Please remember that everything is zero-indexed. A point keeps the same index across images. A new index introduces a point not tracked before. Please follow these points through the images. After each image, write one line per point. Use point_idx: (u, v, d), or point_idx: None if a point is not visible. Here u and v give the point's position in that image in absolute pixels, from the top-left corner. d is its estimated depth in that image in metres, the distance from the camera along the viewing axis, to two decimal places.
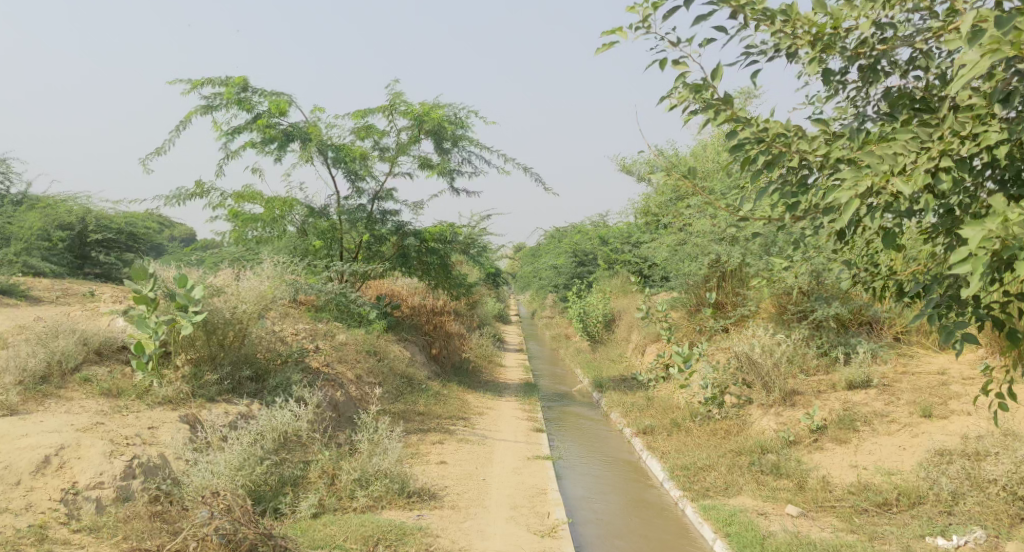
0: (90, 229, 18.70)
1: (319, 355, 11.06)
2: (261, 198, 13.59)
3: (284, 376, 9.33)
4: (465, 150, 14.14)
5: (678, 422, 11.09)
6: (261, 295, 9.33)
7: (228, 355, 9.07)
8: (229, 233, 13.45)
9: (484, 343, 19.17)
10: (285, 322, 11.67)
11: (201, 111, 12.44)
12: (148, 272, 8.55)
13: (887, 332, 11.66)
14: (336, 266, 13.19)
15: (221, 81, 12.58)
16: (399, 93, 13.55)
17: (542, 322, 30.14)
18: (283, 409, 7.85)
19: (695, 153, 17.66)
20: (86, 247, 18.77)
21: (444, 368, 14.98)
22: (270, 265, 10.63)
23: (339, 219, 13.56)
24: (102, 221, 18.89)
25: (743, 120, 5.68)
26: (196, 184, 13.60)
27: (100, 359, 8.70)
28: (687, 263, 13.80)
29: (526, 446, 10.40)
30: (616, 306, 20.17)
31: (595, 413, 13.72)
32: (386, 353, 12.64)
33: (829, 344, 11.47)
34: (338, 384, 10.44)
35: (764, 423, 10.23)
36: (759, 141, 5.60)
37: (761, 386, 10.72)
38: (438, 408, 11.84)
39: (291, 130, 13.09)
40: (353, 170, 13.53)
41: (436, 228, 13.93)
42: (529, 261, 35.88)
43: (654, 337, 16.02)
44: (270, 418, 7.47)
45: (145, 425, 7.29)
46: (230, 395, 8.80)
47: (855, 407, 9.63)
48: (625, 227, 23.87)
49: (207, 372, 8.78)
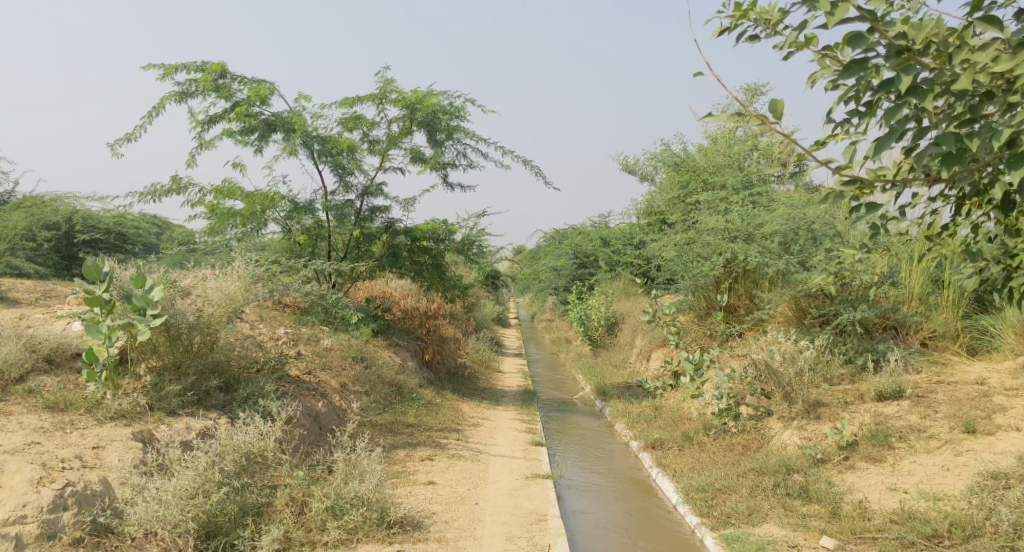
0: (77, 230, 17.81)
1: (300, 363, 10.17)
2: (242, 193, 12.71)
3: (256, 385, 8.40)
4: (460, 143, 13.23)
5: (692, 435, 10.19)
6: (231, 297, 8.44)
7: (194, 363, 8.14)
8: (207, 228, 12.53)
9: (482, 347, 18.30)
10: (263, 326, 10.76)
11: (176, 98, 11.53)
12: (103, 271, 7.59)
13: (914, 337, 10.82)
14: (314, 264, 12.20)
15: (197, 66, 11.64)
16: (389, 80, 12.66)
17: (542, 326, 29.24)
18: (247, 426, 6.93)
19: (704, 151, 16.79)
20: (72, 248, 17.86)
21: (438, 375, 14.07)
22: (245, 264, 9.72)
23: (325, 216, 12.68)
24: (90, 221, 18.00)
25: (872, 23, 4.79)
26: (172, 179, 12.71)
27: (51, 367, 7.76)
28: (697, 263, 12.85)
29: (525, 462, 9.48)
30: (618, 309, 19.28)
31: (598, 423, 12.79)
32: (375, 359, 11.73)
33: (854, 350, 10.57)
34: (319, 394, 9.54)
35: (786, 437, 9.36)
36: (898, 53, 4.74)
37: (783, 397, 9.81)
38: (429, 419, 10.93)
39: (274, 120, 12.16)
40: (341, 164, 12.59)
41: (427, 224, 12.94)
42: (529, 264, 35.06)
43: (660, 342, 15.12)
44: (232, 435, 6.52)
45: (90, 445, 6.38)
46: (195, 408, 7.87)
47: (888, 421, 8.71)
48: (626, 228, 23.03)
49: (169, 381, 7.89)
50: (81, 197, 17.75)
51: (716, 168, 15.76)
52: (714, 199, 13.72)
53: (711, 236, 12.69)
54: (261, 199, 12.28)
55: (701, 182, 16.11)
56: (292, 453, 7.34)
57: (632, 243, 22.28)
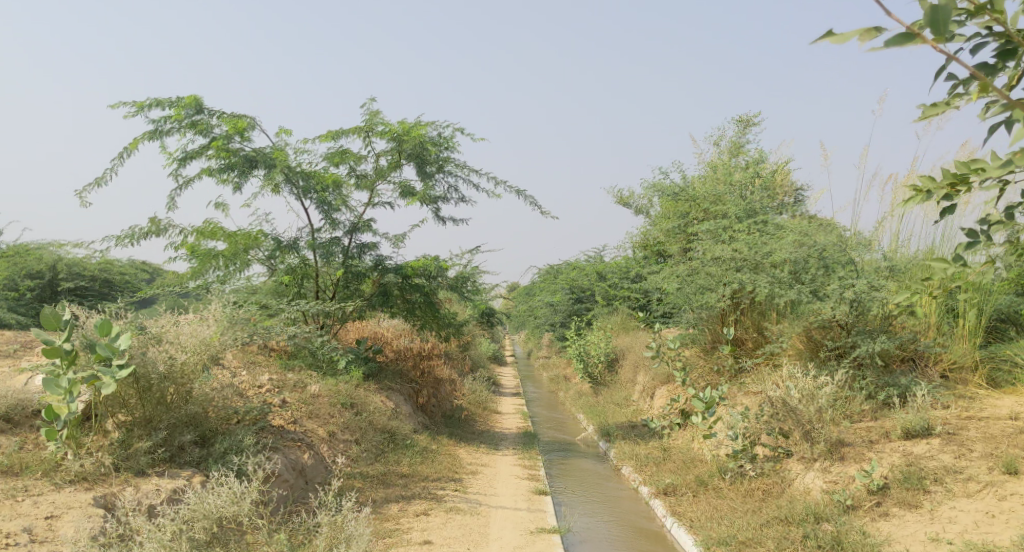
0: (61, 278, 17.16)
1: (285, 412, 9.50)
2: (224, 233, 12.09)
3: (234, 438, 7.70)
4: (451, 175, 12.67)
5: (706, 479, 9.54)
6: (207, 342, 7.76)
7: (166, 416, 7.48)
8: (187, 271, 11.89)
9: (478, 386, 17.59)
10: (245, 373, 10.11)
11: (148, 136, 10.95)
12: (63, 318, 6.95)
13: (934, 369, 10.24)
14: (298, 305, 11.56)
15: (170, 101, 11.09)
16: (376, 112, 12.16)
17: (539, 362, 28.55)
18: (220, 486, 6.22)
19: (703, 181, 16.34)
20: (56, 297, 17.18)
21: (433, 419, 13.38)
22: (223, 305, 9.07)
23: (311, 254, 12.07)
24: (74, 269, 17.39)
25: None
26: (150, 220, 12.09)
27: (10, 427, 7.09)
28: (701, 295, 12.24)
29: (529, 514, 8.79)
30: (618, 345, 18.65)
31: (603, 466, 12.09)
32: (367, 404, 11.05)
33: (874, 385, 9.94)
34: (306, 444, 8.93)
35: (809, 480, 8.73)
36: None
37: (803, 436, 9.16)
38: (425, 468, 10.25)
39: (255, 155, 11.57)
40: (326, 200, 12.00)
41: (417, 261, 12.30)
42: (523, 300, 34.41)
43: (665, 379, 14.49)
44: (201, 498, 5.86)
45: (43, 515, 5.88)
46: (167, 467, 7.22)
47: (920, 461, 8.10)
48: (622, 260, 22.53)
49: (139, 437, 7.25)
50: (64, 244, 17.12)
51: (716, 198, 15.24)
52: (716, 227, 13.15)
53: (716, 266, 12.09)
54: (243, 238, 11.67)
55: (701, 212, 15.54)
56: (273, 518, 6.72)
57: (628, 277, 21.73)
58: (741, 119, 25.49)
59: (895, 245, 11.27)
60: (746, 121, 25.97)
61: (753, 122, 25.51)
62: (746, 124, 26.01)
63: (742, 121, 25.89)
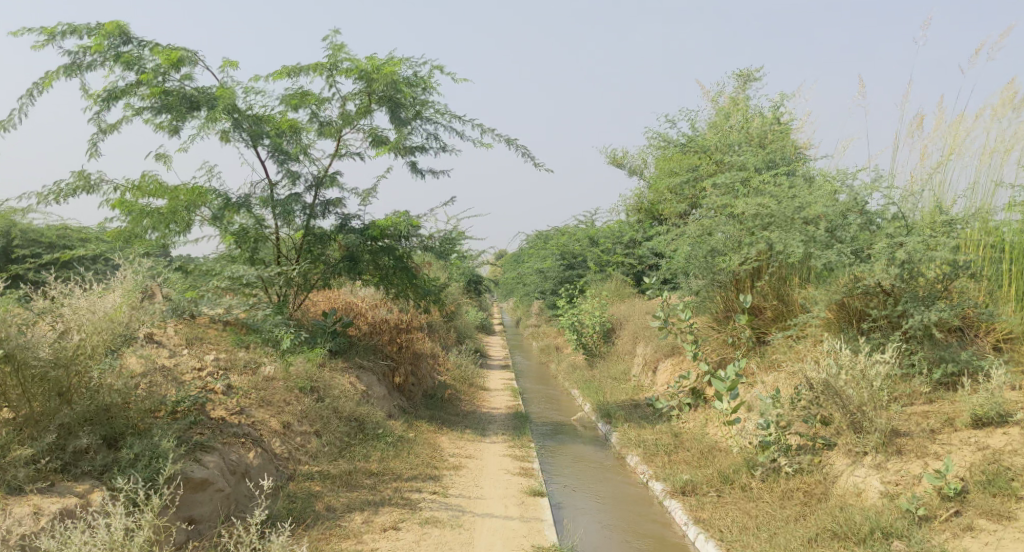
0: (14, 244, 15.42)
1: (229, 400, 7.89)
2: (165, 188, 10.42)
3: (149, 441, 6.16)
4: (429, 123, 10.99)
5: (730, 475, 8.04)
6: (107, 319, 6.19)
7: (56, 417, 5.91)
8: (120, 231, 10.29)
9: (464, 360, 16.00)
10: (186, 354, 8.55)
11: (64, 70, 9.76)
12: None
13: (986, 340, 8.76)
14: (230, 272, 9.78)
15: (88, 29, 9.85)
16: (340, 46, 10.45)
17: (528, 330, 26.91)
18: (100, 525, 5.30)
19: (714, 132, 14.71)
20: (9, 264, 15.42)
21: (412, 400, 11.80)
22: (141, 271, 7.42)
23: (265, 213, 10.45)
24: (29, 235, 15.65)
25: None
26: (77, 173, 10.44)
27: None
28: (718, 258, 10.64)
29: (522, 524, 7.27)
30: (614, 313, 17.10)
31: (603, 452, 10.54)
32: (330, 388, 9.39)
33: (927, 361, 8.44)
34: (253, 438, 7.38)
35: (861, 480, 7.23)
36: None
37: (850, 426, 7.62)
38: (398, 463, 8.68)
39: (196, 95, 10.00)
40: (283, 149, 10.35)
41: (387, 219, 10.70)
42: (510, 268, 32.64)
43: (670, 350, 12.95)
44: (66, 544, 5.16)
45: None
46: (59, 481, 5.74)
47: (1007, 458, 6.61)
48: (615, 223, 20.96)
49: (21, 443, 5.75)
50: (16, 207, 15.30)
51: (728, 147, 13.61)
52: (733, 180, 11.55)
53: (737, 226, 10.52)
54: (185, 194, 10.08)
55: (712, 165, 13.97)
56: None
57: (621, 242, 20.17)
58: (741, 74, 23.74)
59: (946, 199, 9.63)
60: (745, 75, 24.24)
61: (755, 76, 23.80)
62: (746, 79, 24.34)
63: (742, 76, 24.16)
